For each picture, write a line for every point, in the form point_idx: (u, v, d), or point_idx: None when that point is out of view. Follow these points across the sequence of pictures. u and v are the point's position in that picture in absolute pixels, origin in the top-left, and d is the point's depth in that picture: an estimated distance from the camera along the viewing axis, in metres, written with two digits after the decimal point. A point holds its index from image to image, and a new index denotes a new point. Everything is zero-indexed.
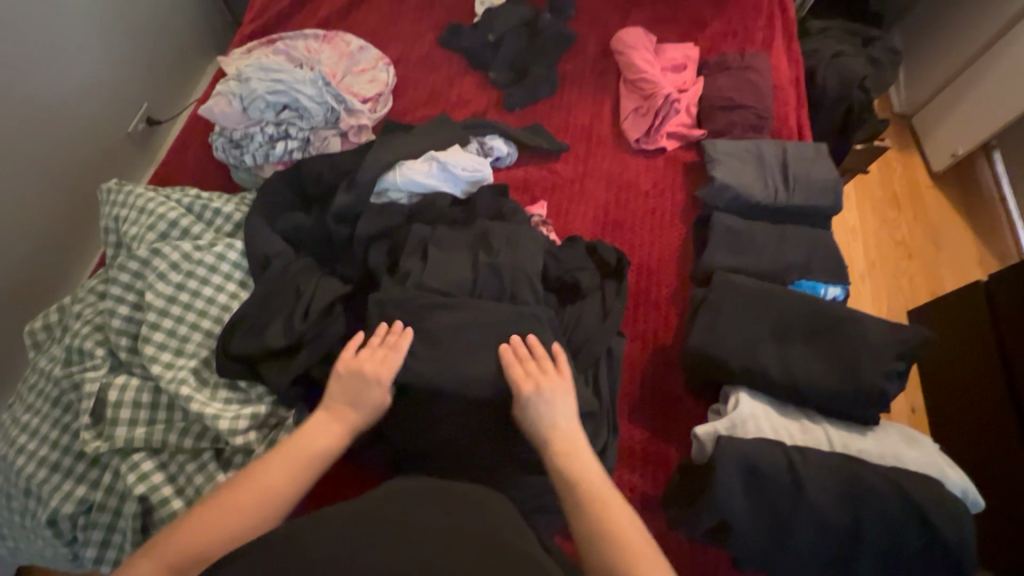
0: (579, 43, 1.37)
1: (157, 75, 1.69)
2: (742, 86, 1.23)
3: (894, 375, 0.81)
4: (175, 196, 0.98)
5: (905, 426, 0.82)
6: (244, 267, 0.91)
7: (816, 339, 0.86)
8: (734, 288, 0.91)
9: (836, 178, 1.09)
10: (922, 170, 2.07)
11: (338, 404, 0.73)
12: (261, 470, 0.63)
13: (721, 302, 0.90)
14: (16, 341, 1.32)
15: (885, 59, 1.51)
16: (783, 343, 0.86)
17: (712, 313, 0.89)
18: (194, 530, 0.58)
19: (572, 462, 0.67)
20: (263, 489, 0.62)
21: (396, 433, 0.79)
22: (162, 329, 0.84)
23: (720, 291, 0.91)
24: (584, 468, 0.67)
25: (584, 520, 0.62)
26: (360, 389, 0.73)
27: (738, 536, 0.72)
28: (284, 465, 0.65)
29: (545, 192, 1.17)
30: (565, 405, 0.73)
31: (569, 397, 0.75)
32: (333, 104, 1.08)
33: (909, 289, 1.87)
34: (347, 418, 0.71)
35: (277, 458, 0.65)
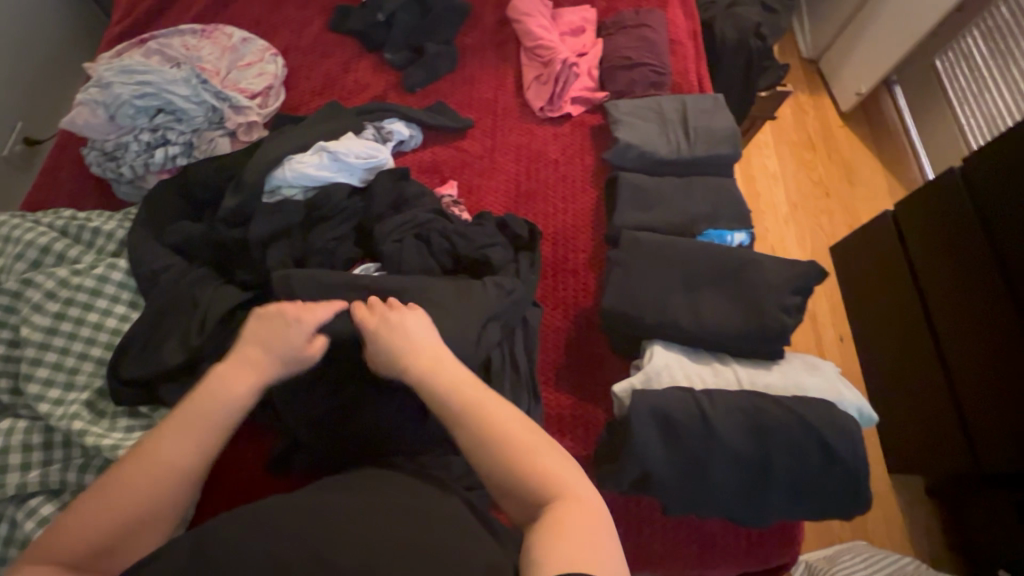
0: (475, 14, 1.34)
1: (30, 92, 1.55)
2: (637, 44, 1.23)
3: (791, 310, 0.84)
4: (46, 219, 0.90)
5: (807, 354, 0.87)
6: (132, 286, 0.86)
7: (720, 284, 0.88)
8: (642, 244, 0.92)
9: (733, 126, 1.12)
10: (831, 110, 2.15)
11: (256, 349, 0.65)
12: (154, 446, 0.57)
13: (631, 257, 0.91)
14: None
15: (778, 6, 1.55)
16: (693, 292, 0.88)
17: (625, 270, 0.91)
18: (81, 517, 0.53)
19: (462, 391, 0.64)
20: (157, 465, 0.56)
21: (316, 433, 0.79)
22: (46, 364, 0.78)
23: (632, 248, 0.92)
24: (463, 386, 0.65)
25: (486, 451, 0.60)
26: (279, 334, 0.66)
27: (658, 483, 0.74)
28: (183, 433, 0.58)
29: (454, 171, 1.15)
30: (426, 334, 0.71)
31: (423, 325, 0.72)
32: (213, 102, 1.01)
33: (829, 226, 1.96)
34: (262, 367, 0.64)
35: (175, 425, 0.58)
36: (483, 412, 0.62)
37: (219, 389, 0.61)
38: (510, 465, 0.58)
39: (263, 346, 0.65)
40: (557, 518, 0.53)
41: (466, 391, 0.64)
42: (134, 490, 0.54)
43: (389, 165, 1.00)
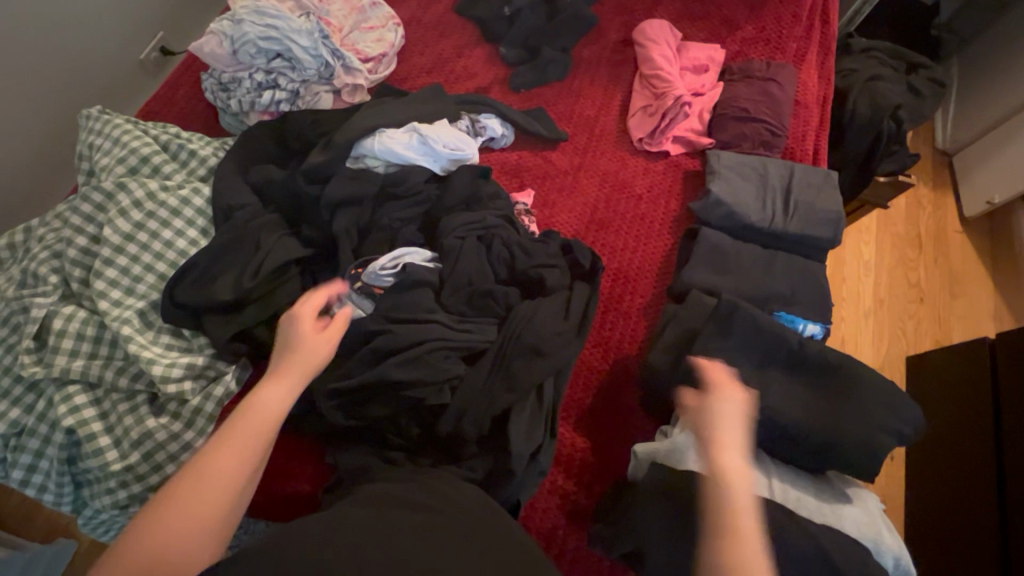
0: (599, 28, 1.30)
1: (177, 6, 1.69)
2: (759, 97, 1.15)
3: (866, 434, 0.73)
4: (154, 131, 0.96)
5: (852, 479, 0.78)
6: (208, 215, 0.89)
7: (794, 369, 0.79)
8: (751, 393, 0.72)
9: (840, 210, 1.03)
10: (952, 213, 1.97)
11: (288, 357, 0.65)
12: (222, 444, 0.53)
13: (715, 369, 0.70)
14: None
15: (926, 90, 1.41)
16: (757, 376, 0.79)
17: (726, 385, 0.65)
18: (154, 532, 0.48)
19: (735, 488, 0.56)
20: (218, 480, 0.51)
21: (331, 404, 0.79)
22: (115, 266, 0.83)
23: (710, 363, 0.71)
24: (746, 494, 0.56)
25: None
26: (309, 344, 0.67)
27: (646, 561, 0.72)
28: (243, 432, 0.55)
29: (535, 181, 1.13)
30: (739, 418, 0.63)
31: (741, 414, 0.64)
32: (328, 58, 1.04)
33: (913, 333, 1.79)
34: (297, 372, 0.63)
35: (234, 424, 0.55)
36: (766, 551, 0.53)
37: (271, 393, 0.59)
38: None
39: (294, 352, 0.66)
40: None
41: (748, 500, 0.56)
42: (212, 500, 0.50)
43: (473, 160, 0.99)
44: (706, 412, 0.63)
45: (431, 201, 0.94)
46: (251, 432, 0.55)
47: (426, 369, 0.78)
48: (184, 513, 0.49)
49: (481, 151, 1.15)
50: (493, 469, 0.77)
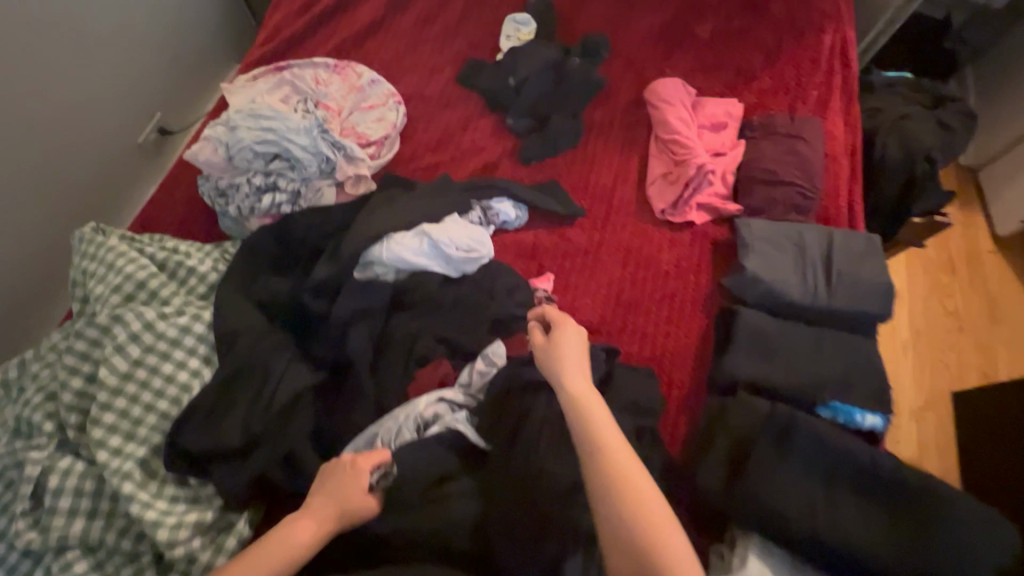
0: (609, 89, 1.24)
1: (172, 85, 1.66)
2: (786, 157, 1.09)
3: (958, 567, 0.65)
4: (151, 249, 0.91)
5: None
6: (209, 341, 0.84)
7: (863, 485, 0.71)
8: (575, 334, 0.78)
9: (889, 280, 0.94)
10: (985, 235, 1.87)
11: (319, 500, 0.66)
12: None
13: (566, 345, 0.76)
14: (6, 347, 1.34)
15: (957, 124, 1.32)
16: (827, 501, 0.71)
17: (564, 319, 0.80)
18: None
19: (597, 441, 0.66)
20: None
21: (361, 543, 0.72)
22: (113, 409, 0.77)
23: (565, 329, 0.78)
24: (599, 418, 0.68)
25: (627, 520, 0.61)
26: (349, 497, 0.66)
27: None
28: None
29: (554, 262, 1.06)
30: (579, 354, 0.76)
31: (581, 360, 0.75)
32: (329, 153, 0.99)
33: (957, 367, 1.68)
34: (327, 520, 0.65)
35: (244, 570, 0.59)
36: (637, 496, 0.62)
37: (290, 533, 0.63)
38: (629, 517, 0.61)
39: (331, 496, 0.66)
40: None
41: (605, 421, 0.68)
42: None
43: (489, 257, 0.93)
44: (548, 350, 0.75)
45: (447, 307, 0.88)
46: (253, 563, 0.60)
47: (467, 508, 0.72)
48: None
49: (496, 234, 1.09)
50: None
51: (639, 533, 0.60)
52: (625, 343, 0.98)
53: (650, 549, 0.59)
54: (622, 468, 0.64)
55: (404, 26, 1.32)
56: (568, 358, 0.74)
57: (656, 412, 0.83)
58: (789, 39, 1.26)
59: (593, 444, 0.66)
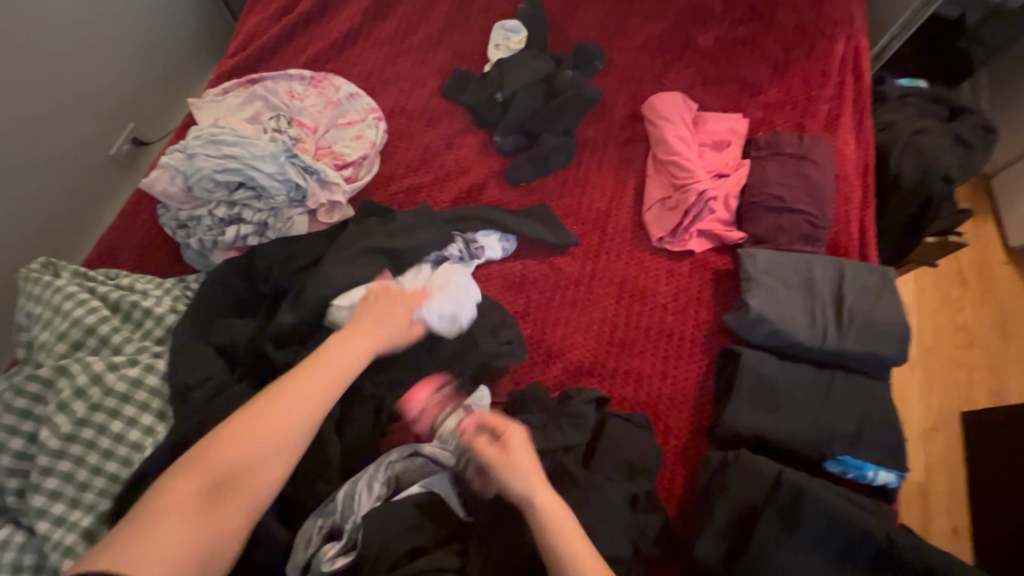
0: (604, 104, 1.16)
1: (147, 93, 1.58)
2: (795, 181, 1.01)
3: None
4: (103, 287, 0.84)
5: None
6: (164, 394, 0.77)
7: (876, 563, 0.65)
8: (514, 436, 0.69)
9: (905, 320, 0.87)
10: (997, 248, 1.79)
11: (365, 325, 0.75)
12: (292, 381, 0.67)
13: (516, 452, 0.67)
14: None
15: (975, 139, 1.24)
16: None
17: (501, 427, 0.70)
18: (233, 438, 0.61)
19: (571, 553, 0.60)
20: (284, 414, 0.64)
21: None
22: (57, 474, 0.70)
23: (513, 436, 0.69)
24: (559, 523, 0.62)
25: None
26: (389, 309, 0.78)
27: None
28: (313, 377, 0.67)
29: (544, 294, 0.99)
30: (528, 456, 0.68)
31: (527, 453, 0.68)
32: (298, 181, 0.91)
33: (967, 385, 1.62)
34: (376, 334, 0.74)
35: (308, 369, 0.68)
36: None
37: (351, 341, 0.72)
38: None
39: (378, 316, 0.77)
40: None
41: (565, 522, 0.63)
42: (264, 431, 0.62)
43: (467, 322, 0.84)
44: (499, 460, 0.67)
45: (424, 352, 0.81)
46: (270, 459, 0.62)
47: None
48: (262, 424, 0.63)
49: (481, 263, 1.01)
50: None
51: None
52: (619, 387, 0.91)
53: None
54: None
55: (385, 34, 1.24)
56: (517, 459, 0.67)
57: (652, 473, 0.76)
58: (797, 50, 1.18)
59: (565, 560, 0.60)
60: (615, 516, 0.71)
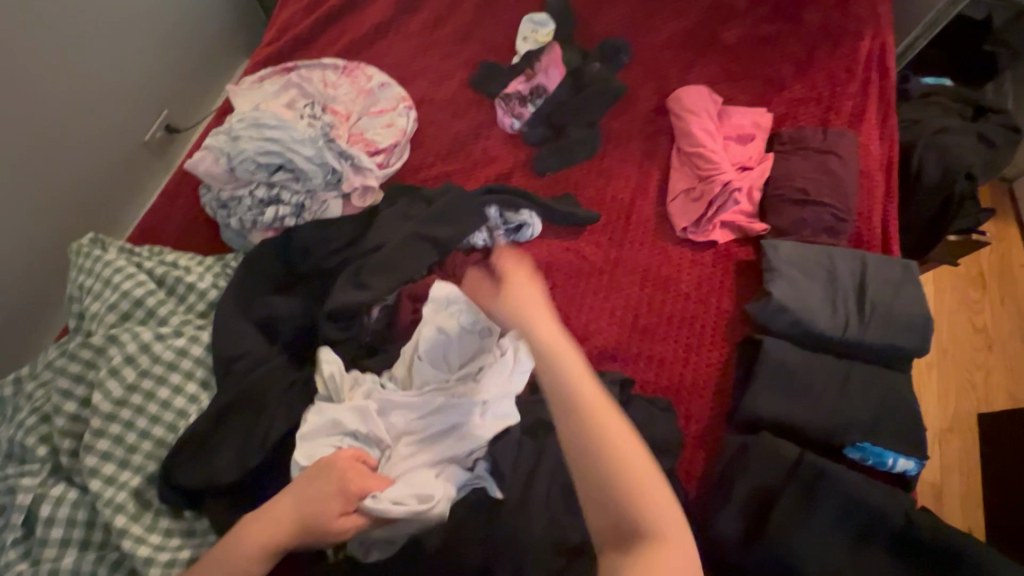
0: (629, 97, 1.18)
1: (181, 82, 1.63)
2: (819, 174, 1.02)
3: None
4: (148, 263, 0.88)
5: None
6: (208, 364, 0.80)
7: (896, 545, 0.67)
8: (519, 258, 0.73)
9: (927, 313, 0.88)
10: (1017, 251, 1.78)
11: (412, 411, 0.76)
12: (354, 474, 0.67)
13: (515, 275, 0.70)
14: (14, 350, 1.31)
15: (1000, 138, 1.24)
16: (855, 564, 0.66)
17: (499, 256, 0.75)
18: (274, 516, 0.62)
19: (555, 357, 0.60)
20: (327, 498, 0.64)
21: None
22: (107, 436, 0.74)
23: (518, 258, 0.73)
24: (547, 341, 0.62)
25: (601, 495, 0.53)
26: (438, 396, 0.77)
27: None
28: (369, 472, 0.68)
29: (567, 281, 1.01)
30: (527, 282, 0.70)
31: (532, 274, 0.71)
32: (334, 164, 0.95)
33: (984, 387, 1.61)
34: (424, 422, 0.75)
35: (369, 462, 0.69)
36: (598, 420, 0.55)
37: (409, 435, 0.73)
38: (588, 452, 0.54)
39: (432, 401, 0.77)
40: (655, 555, 0.50)
41: (555, 331, 0.63)
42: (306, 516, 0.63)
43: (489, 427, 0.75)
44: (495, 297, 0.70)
45: None
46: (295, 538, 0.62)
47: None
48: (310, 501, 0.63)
49: None
50: None
51: (626, 507, 0.52)
52: (641, 372, 0.93)
53: (632, 505, 0.52)
54: (573, 376, 0.58)
55: (415, 26, 1.27)
56: (515, 281, 0.70)
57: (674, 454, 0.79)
58: (823, 46, 1.19)
59: (547, 360, 0.60)
60: None
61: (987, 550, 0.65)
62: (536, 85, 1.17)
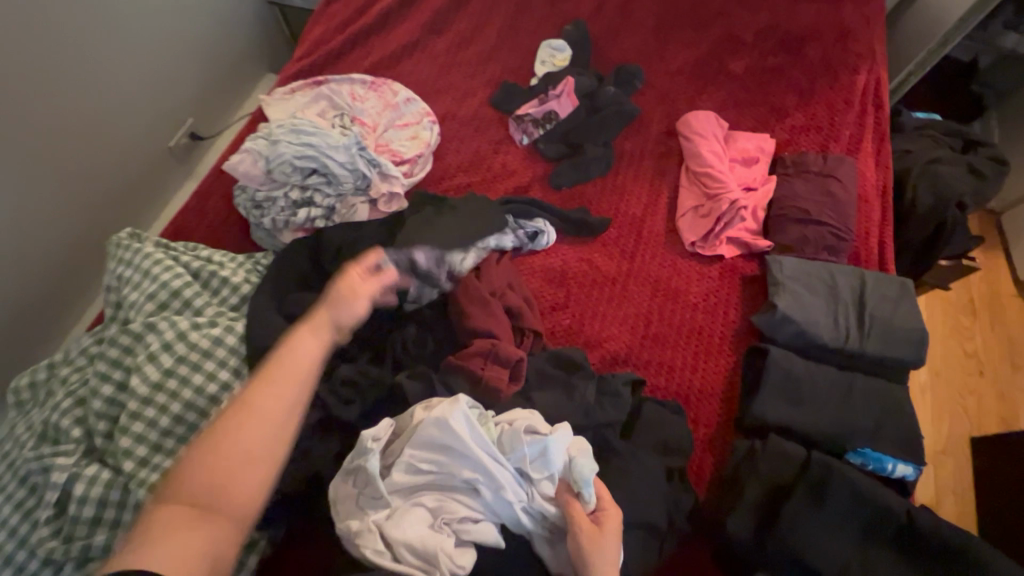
0: (641, 120, 1.25)
1: (207, 93, 1.69)
2: (821, 197, 1.08)
3: None
4: (185, 257, 0.92)
5: None
6: (241, 353, 0.83)
7: (899, 542, 0.71)
8: (488, 366, 0.81)
9: (922, 326, 0.94)
10: (1007, 281, 1.85)
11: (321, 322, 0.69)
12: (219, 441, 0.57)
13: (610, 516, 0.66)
14: (37, 344, 1.34)
15: (988, 170, 1.32)
16: (861, 555, 0.70)
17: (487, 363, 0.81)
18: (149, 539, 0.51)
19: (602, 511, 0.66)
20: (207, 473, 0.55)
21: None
22: (143, 419, 0.77)
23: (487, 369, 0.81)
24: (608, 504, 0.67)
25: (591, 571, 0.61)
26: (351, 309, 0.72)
27: None
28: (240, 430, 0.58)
29: (582, 289, 1.06)
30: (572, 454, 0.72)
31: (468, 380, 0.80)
32: (365, 171, 1.00)
33: (977, 411, 1.66)
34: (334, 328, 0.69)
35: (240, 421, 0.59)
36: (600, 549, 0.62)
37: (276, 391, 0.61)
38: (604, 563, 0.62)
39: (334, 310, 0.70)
40: None
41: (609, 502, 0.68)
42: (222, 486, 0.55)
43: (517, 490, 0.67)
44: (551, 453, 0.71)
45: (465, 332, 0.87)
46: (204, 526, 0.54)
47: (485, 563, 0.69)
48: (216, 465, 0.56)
49: (525, 256, 1.09)
50: None
51: None
52: (652, 376, 0.97)
53: None
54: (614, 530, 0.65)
55: (440, 48, 1.34)
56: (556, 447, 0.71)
57: (686, 453, 0.82)
58: (822, 79, 1.27)
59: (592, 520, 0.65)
60: (652, 487, 0.77)
61: (986, 546, 0.68)
62: (549, 109, 1.22)
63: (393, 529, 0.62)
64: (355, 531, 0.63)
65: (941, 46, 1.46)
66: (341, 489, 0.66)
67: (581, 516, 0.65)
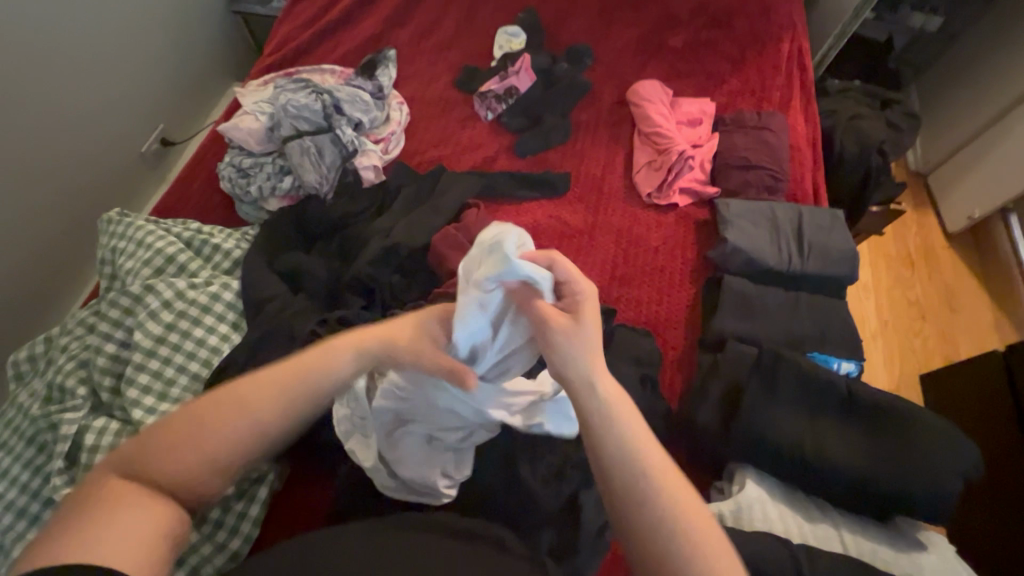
0: (595, 92, 1.37)
1: (177, 99, 1.74)
2: (758, 146, 1.21)
3: (945, 489, 0.73)
4: (176, 229, 0.97)
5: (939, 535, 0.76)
6: (238, 308, 0.89)
7: (846, 417, 0.80)
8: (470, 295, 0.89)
9: (852, 247, 1.06)
10: (937, 232, 2.04)
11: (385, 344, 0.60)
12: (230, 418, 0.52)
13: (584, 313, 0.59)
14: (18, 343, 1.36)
15: (903, 123, 1.49)
16: (813, 428, 0.79)
17: None
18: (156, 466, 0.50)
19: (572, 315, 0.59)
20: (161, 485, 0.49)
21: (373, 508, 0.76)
22: (148, 370, 0.81)
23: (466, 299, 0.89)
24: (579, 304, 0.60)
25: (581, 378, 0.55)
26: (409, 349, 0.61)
27: None
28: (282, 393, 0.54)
29: (553, 241, 1.15)
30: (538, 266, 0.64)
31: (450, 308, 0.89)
32: (345, 142, 1.10)
33: (922, 352, 1.81)
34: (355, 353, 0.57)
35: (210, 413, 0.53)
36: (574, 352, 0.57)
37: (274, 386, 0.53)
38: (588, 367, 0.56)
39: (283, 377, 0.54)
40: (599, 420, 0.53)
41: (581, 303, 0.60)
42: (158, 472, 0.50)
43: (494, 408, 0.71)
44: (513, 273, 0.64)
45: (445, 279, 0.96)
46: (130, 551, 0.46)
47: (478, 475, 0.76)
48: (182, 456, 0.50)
49: (498, 216, 1.17)
50: (556, 542, 0.74)
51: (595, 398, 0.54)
52: (621, 310, 1.06)
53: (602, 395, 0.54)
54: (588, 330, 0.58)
55: (404, 38, 1.44)
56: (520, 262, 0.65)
57: (655, 366, 0.92)
58: (752, 48, 1.41)
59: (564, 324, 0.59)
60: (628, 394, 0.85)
61: (915, 409, 0.79)
62: (509, 86, 1.31)
63: (390, 456, 0.74)
64: (360, 457, 0.75)
65: (853, 19, 1.64)
66: (340, 411, 0.78)
67: (556, 314, 0.60)
